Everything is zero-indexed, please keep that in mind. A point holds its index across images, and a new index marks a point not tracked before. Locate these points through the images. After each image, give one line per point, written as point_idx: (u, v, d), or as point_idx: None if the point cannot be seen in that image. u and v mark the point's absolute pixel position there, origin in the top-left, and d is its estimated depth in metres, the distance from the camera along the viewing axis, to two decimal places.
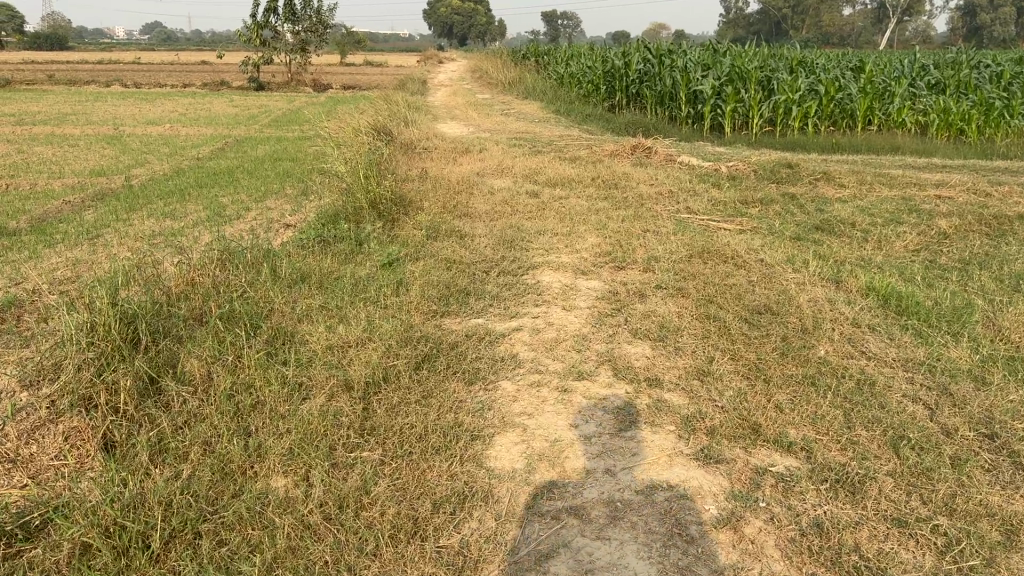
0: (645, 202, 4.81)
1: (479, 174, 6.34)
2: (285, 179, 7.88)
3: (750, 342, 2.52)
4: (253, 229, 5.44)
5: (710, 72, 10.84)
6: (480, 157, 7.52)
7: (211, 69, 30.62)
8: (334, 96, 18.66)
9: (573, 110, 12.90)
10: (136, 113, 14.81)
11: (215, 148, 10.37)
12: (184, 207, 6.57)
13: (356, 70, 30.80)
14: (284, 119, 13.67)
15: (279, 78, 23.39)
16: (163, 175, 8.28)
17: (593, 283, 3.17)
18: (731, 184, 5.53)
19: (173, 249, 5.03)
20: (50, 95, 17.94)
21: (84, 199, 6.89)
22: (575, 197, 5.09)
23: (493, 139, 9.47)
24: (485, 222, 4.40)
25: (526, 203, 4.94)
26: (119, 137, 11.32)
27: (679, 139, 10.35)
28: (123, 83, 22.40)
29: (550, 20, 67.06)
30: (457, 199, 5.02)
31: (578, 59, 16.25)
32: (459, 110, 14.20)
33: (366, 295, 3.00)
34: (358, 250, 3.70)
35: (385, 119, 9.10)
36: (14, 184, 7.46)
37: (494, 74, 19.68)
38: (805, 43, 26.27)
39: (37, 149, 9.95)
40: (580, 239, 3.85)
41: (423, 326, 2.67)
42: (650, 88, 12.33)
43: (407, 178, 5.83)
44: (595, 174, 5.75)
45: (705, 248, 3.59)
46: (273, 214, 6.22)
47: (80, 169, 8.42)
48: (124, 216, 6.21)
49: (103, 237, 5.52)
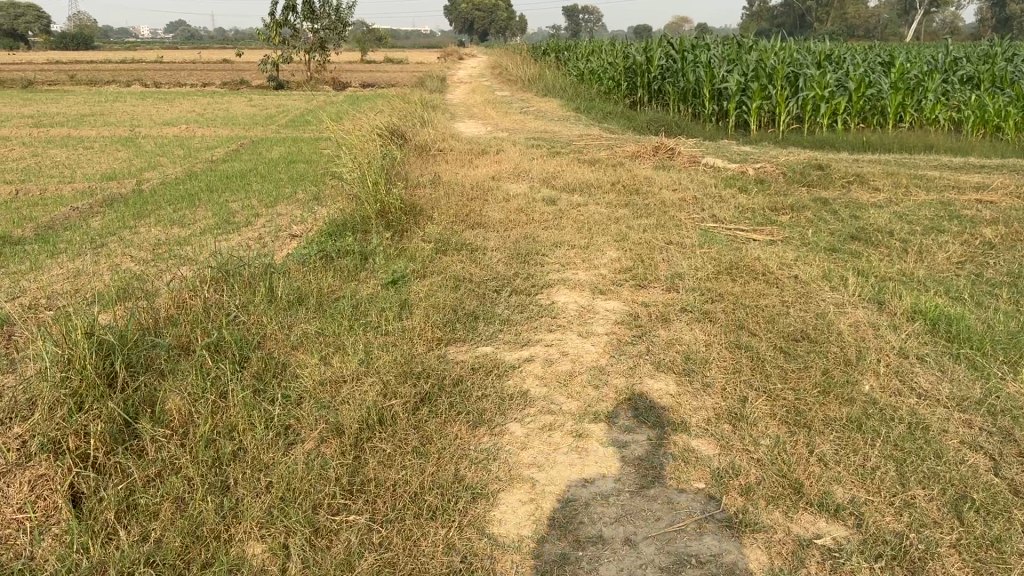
0: (668, 209, 4.57)
1: (495, 178, 6.12)
2: (298, 183, 7.70)
3: (786, 377, 2.28)
4: (261, 239, 5.27)
5: (735, 68, 10.57)
6: (498, 159, 7.30)
7: (232, 68, 30.62)
8: (353, 94, 18.53)
9: (593, 108, 12.65)
10: (154, 113, 14.76)
11: (230, 149, 10.24)
12: (192, 213, 6.41)
13: (377, 67, 30.64)
14: (301, 118, 13.54)
15: (298, 76, 23.29)
16: (174, 178, 8.14)
17: (612, 305, 2.94)
18: (759, 188, 5.27)
19: (176, 261, 4.87)
20: (71, 96, 17.98)
21: (92, 205, 6.76)
22: (594, 204, 4.85)
23: (512, 139, 9.25)
24: (499, 233, 4.18)
25: (544, 210, 4.71)
26: (135, 139, 11.21)
27: (703, 138, 10.09)
28: (143, 82, 22.44)
29: (571, 15, 66.54)
30: (471, 207, 4.80)
31: (598, 54, 15.95)
32: (478, 108, 13.99)
33: (366, 318, 2.78)
34: (362, 267, 3.49)
35: (401, 120, 8.91)
36: (24, 189, 7.36)
37: (514, 70, 19.44)
38: (831, 36, 25.77)
39: (51, 152, 9.86)
40: (600, 253, 3.61)
41: (426, 357, 2.44)
42: (673, 85, 12.04)
43: (420, 184, 5.63)
44: (615, 178, 5.51)
45: (733, 264, 3.34)
46: (282, 220, 6.04)
47: (91, 173, 8.30)
48: (131, 224, 6.06)
49: (108, 247, 5.37)
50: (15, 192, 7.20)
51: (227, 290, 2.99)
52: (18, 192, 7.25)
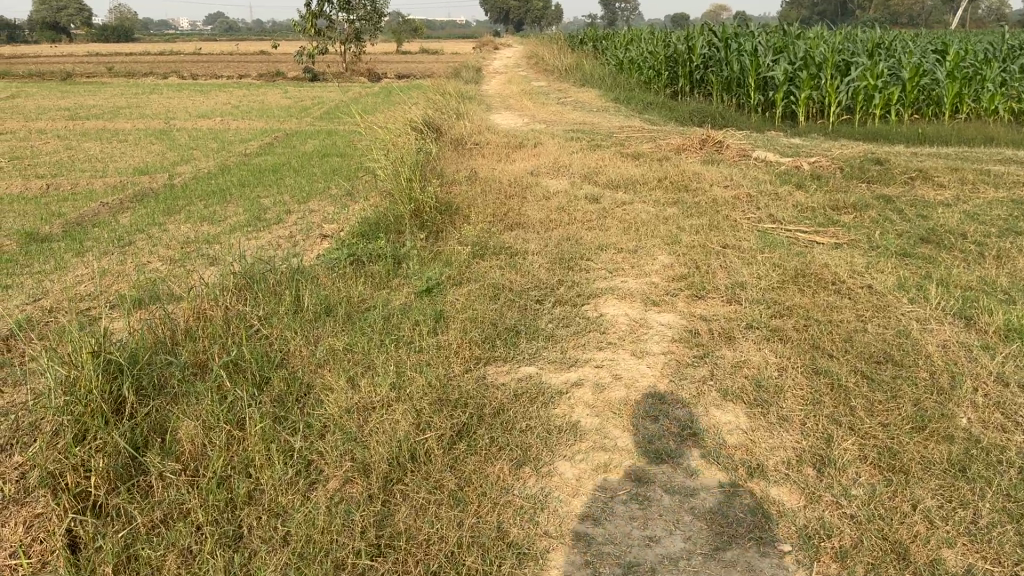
0: (719, 208, 4.28)
1: (534, 174, 5.87)
2: (331, 178, 7.53)
3: (873, 410, 1.99)
4: (292, 238, 5.08)
5: (782, 56, 10.19)
6: (536, 153, 7.05)
7: (269, 60, 30.67)
8: (388, 86, 18.38)
9: (633, 98, 12.33)
10: (190, 105, 14.76)
11: (264, 142, 10.12)
12: (223, 209, 6.25)
13: (412, 58, 30.48)
14: (336, 111, 13.40)
15: (334, 67, 23.22)
16: (207, 172, 8.02)
17: (668, 318, 2.67)
18: (816, 184, 4.95)
19: (204, 262, 4.70)
20: (109, 88, 18.09)
21: (122, 200, 6.65)
22: (640, 202, 4.58)
23: (549, 132, 8.99)
24: (540, 235, 3.94)
25: (588, 209, 4.45)
26: (170, 132, 11.15)
27: (749, 130, 9.75)
28: (180, 74, 22.54)
29: (608, 4, 65.79)
30: (510, 206, 4.56)
31: (638, 43, 15.56)
32: (514, 99, 13.72)
33: (398, 332, 2.55)
34: (395, 272, 3.27)
35: (436, 113, 8.70)
36: (57, 184, 7.28)
37: (550, 61, 19.14)
38: (875, 22, 25.03)
39: (86, 145, 9.82)
40: (651, 258, 3.34)
41: (463, 380, 2.20)
42: (716, 75, 11.69)
43: (455, 180, 5.40)
44: (662, 173, 5.22)
45: (798, 271, 3.05)
46: (314, 218, 5.85)
47: (124, 167, 8.22)
48: (160, 220, 5.93)
49: (135, 245, 5.23)
50: (46, 186, 7.12)
51: (250, 300, 2.79)
52: (50, 186, 7.17)
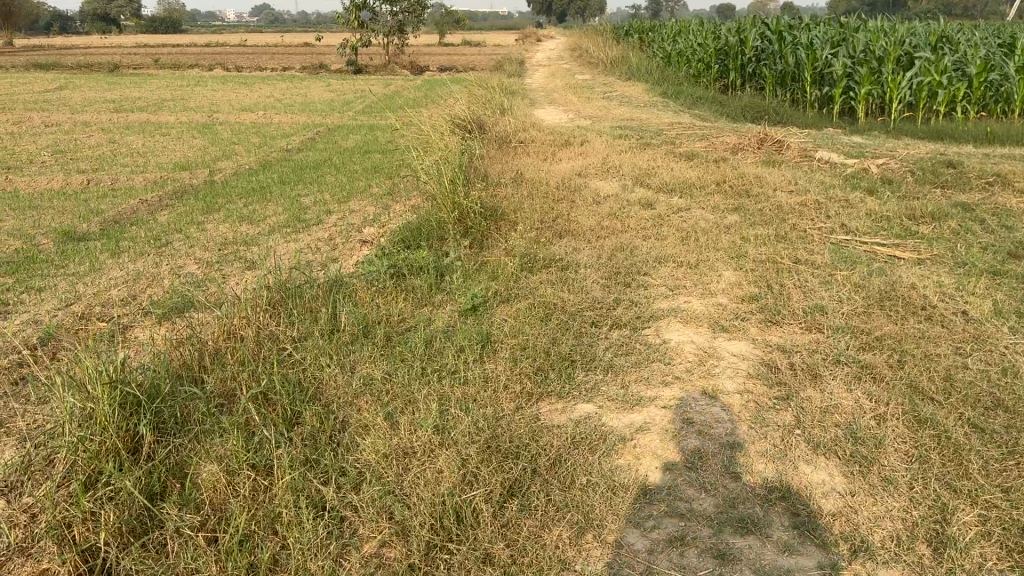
0: (785, 215, 3.99)
1: (582, 175, 5.61)
2: (373, 176, 7.35)
3: (993, 471, 1.71)
4: (332, 243, 4.90)
5: (841, 49, 9.77)
6: (584, 152, 6.78)
7: (313, 52, 30.81)
8: (430, 79, 18.21)
9: (682, 92, 11.98)
10: (233, 98, 14.75)
11: (306, 137, 10.01)
12: (262, 209, 6.11)
13: (455, 50, 30.33)
14: (378, 105, 13.26)
15: (376, 60, 23.15)
16: (247, 168, 7.91)
17: (740, 348, 2.40)
18: (888, 190, 4.61)
19: (241, 266, 4.54)
20: (155, 81, 18.21)
21: (161, 198, 6.55)
22: (698, 208, 4.30)
23: (596, 128, 8.72)
24: (592, 245, 3.69)
25: (642, 215, 4.19)
26: (212, 126, 11.10)
27: (805, 127, 9.37)
28: (225, 66, 22.65)
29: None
30: (560, 212, 4.31)
31: (686, 35, 15.15)
32: (558, 93, 13.43)
33: (443, 359, 2.32)
34: (438, 288, 3.04)
35: (480, 109, 8.48)
36: (97, 179, 7.22)
37: (595, 53, 18.77)
38: (933, 11, 24.11)
39: (129, 139, 9.80)
40: (716, 274, 3.07)
41: (514, 420, 1.97)
42: (769, 68, 11.29)
43: (500, 181, 5.18)
44: (719, 176, 4.93)
45: (882, 294, 2.75)
46: (354, 219, 5.68)
47: (165, 162, 8.15)
48: (199, 219, 5.81)
49: (172, 246, 5.09)
50: (87, 182, 7.06)
51: (283, 320, 2.59)
52: (90, 182, 7.10)
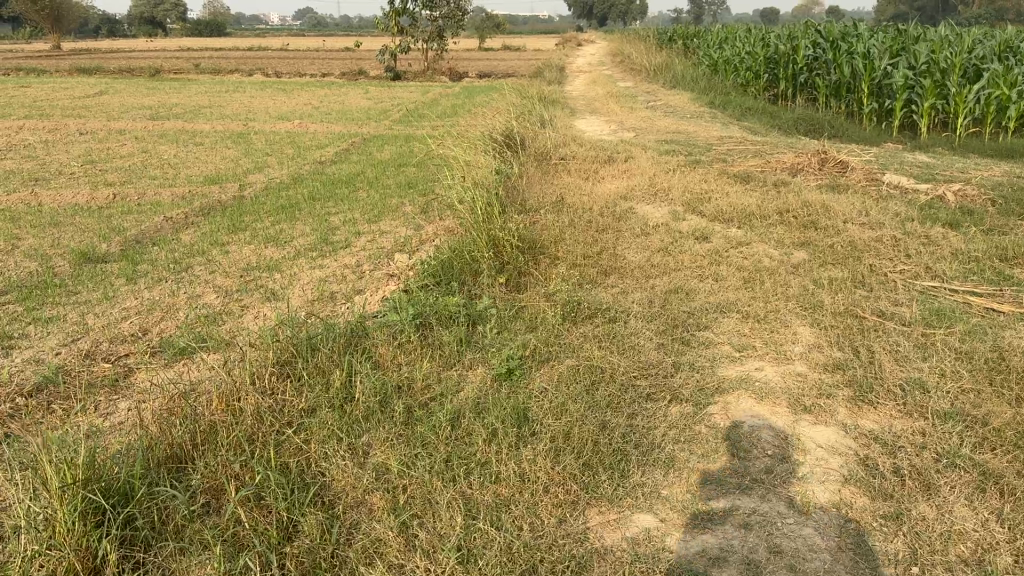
0: (858, 254, 3.58)
1: (627, 199, 5.23)
2: (407, 193, 7.05)
3: None
4: (359, 271, 4.59)
5: (901, 60, 9.25)
6: (629, 171, 6.39)
7: (352, 57, 30.76)
8: (469, 86, 17.94)
9: (729, 102, 11.53)
10: (270, 105, 14.62)
11: (340, 148, 9.76)
12: (290, 228, 5.83)
13: (493, 55, 30.09)
14: (416, 113, 13.01)
15: (415, 66, 22.98)
16: (278, 183, 7.66)
17: (827, 439, 2.01)
18: (970, 223, 4.16)
19: (261, 297, 4.24)
20: (194, 86, 18.21)
21: (187, 214, 6.32)
22: (760, 243, 3.89)
23: (641, 142, 8.32)
24: (643, 288, 3.32)
25: (698, 249, 3.80)
26: (247, 135, 10.91)
27: (863, 142, 8.88)
28: (264, 71, 22.63)
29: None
30: (607, 245, 3.93)
31: (733, 41, 14.67)
32: (600, 102, 13.03)
33: (472, 444, 1.97)
34: (471, 343, 2.68)
35: (519, 121, 8.14)
36: (124, 193, 7.02)
37: (638, 58, 18.32)
38: (990, 15, 23.11)
39: (161, 149, 9.64)
40: (790, 331, 2.68)
41: (556, 543, 1.60)
42: (823, 78, 10.79)
43: (540, 207, 4.83)
44: (780, 203, 4.52)
45: (991, 366, 2.34)
46: (385, 243, 5.36)
47: (196, 175, 7.95)
48: (223, 240, 5.55)
49: (192, 272, 4.82)
50: (114, 196, 6.86)
51: (290, 387, 2.26)
52: (117, 196, 6.90)
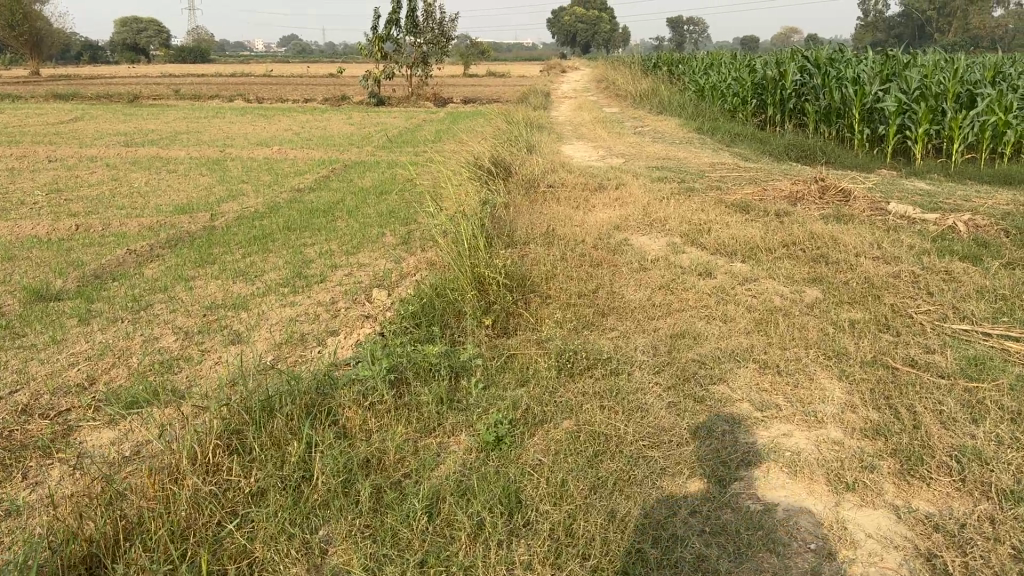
0: (875, 292, 3.28)
1: (620, 230, 4.92)
2: (388, 222, 6.73)
3: None
4: (333, 309, 4.25)
5: (892, 85, 9.06)
6: (620, 199, 6.11)
7: (336, 83, 30.66)
8: (454, 112, 17.74)
9: (718, 128, 11.34)
10: (250, 131, 14.32)
11: (320, 175, 9.45)
12: (261, 261, 5.50)
13: (479, 82, 30.05)
14: (398, 139, 12.74)
15: (399, 91, 22.77)
16: (252, 212, 7.33)
17: (878, 527, 1.68)
18: (989, 255, 3.87)
19: (223, 340, 3.90)
20: (174, 112, 17.91)
21: (153, 246, 5.97)
22: (768, 280, 3.58)
23: (631, 169, 8.07)
24: (644, 331, 3.00)
25: (702, 286, 3.49)
26: (223, 162, 10.58)
27: (857, 168, 8.66)
28: (246, 97, 22.34)
29: (675, 26, 64.81)
30: (603, 281, 3.61)
31: (720, 68, 14.53)
32: (586, 128, 12.80)
33: (452, 540, 1.63)
34: (453, 402, 2.34)
35: (504, 147, 7.86)
36: (89, 224, 6.67)
37: (624, 84, 18.20)
38: (971, 42, 23.22)
39: (133, 177, 9.30)
40: (819, 387, 2.35)
41: None
42: (813, 103, 10.60)
43: (528, 238, 4.52)
44: (785, 234, 4.23)
45: None
46: (363, 276, 5.02)
47: (166, 204, 7.61)
48: (189, 275, 5.20)
49: (151, 312, 4.47)
50: (77, 227, 6.51)
51: (239, 467, 1.92)
52: (80, 227, 6.55)
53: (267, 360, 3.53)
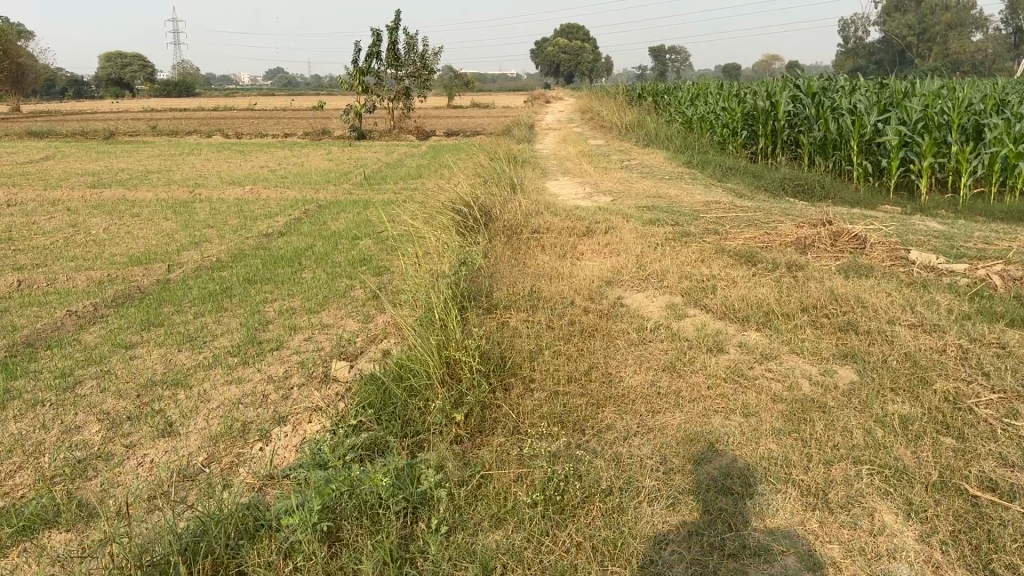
0: (922, 375, 2.77)
1: (612, 286, 4.41)
2: (358, 271, 6.19)
3: None
4: (285, 388, 3.69)
5: (892, 116, 8.68)
6: (611, 246, 5.59)
7: (318, 116, 30.35)
8: (437, 146, 17.32)
9: (709, 162, 10.94)
10: (224, 169, 13.80)
11: (291, 217, 8.92)
12: (214, 324, 4.94)
13: (461, 113, 29.75)
14: (377, 176, 12.26)
15: (380, 125, 22.33)
16: (213, 262, 6.75)
17: None
18: None
19: (152, 432, 3.33)
20: (147, 149, 17.35)
21: (96, 306, 5.39)
22: (790, 357, 3.07)
23: (621, 209, 7.59)
24: (649, 434, 2.47)
25: (714, 366, 2.96)
26: (191, 203, 10.02)
27: (859, 205, 8.23)
28: (224, 132, 21.86)
29: (658, 56, 65.06)
30: (596, 359, 3.08)
31: (706, 98, 14.16)
32: (571, 162, 12.34)
33: None
34: (407, 563, 1.81)
35: (484, 188, 7.39)
36: (31, 279, 6.08)
37: (609, 114, 17.87)
38: (954, 68, 23.20)
39: (91, 221, 8.71)
40: (881, 536, 1.86)
41: None
42: (807, 135, 10.23)
43: (510, 299, 4.00)
44: (801, 294, 3.72)
45: None
46: (325, 341, 4.47)
47: (120, 254, 7.02)
48: (130, 343, 4.62)
49: (76, 392, 3.88)
50: (17, 284, 5.92)
51: None
52: (20, 283, 5.96)
53: (198, 464, 2.96)
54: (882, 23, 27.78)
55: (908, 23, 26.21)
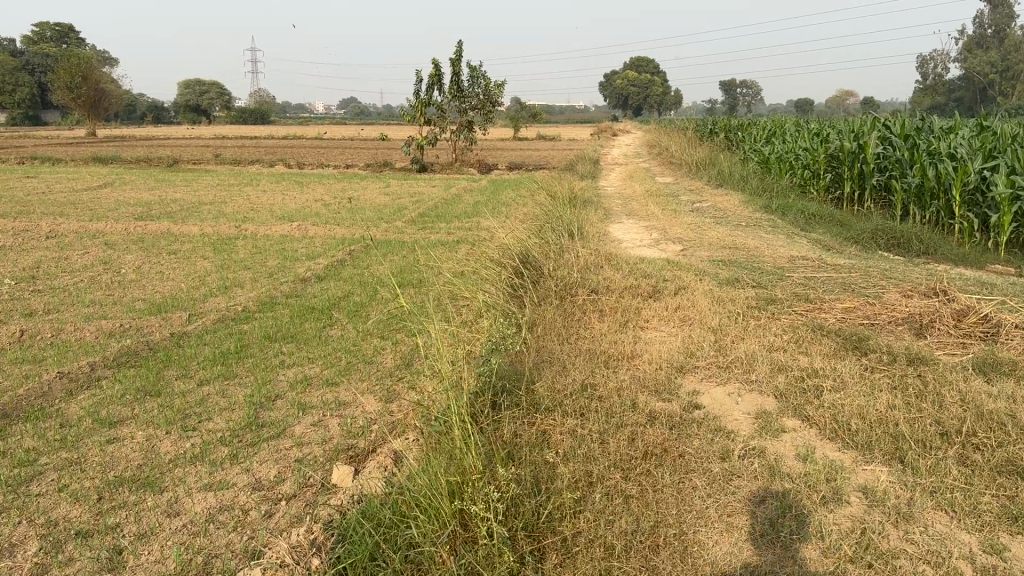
0: None
1: (684, 376, 3.58)
2: (392, 331, 5.49)
3: None
4: (271, 503, 2.96)
5: (1000, 161, 7.66)
6: (681, 315, 4.76)
7: (382, 146, 30.26)
8: (497, 180, 16.73)
9: (787, 208, 10.01)
10: (277, 201, 13.41)
11: (333, 259, 8.34)
12: (217, 396, 4.27)
13: (526, 145, 29.19)
14: (431, 213, 11.67)
15: (441, 158, 21.90)
16: (238, 312, 6.14)
17: None
18: None
19: (95, 561, 2.63)
20: (206, 178, 17.22)
21: (96, 366, 4.79)
22: (939, 520, 2.23)
23: (692, 262, 6.74)
24: None
25: (832, 535, 2.13)
26: (234, 240, 9.55)
27: (962, 264, 7.22)
28: (286, 162, 21.74)
29: (728, 90, 63.92)
30: (666, 510, 2.27)
31: (785, 136, 13.21)
32: (637, 202, 11.53)
33: None
34: None
35: (542, 235, 6.64)
36: (38, 328, 5.54)
37: (677, 150, 17.00)
38: None
39: (126, 259, 8.25)
40: None
41: None
42: (898, 181, 9.23)
43: (554, 394, 3.20)
44: (935, 412, 2.84)
45: None
46: (334, 428, 3.75)
47: (142, 300, 6.48)
48: (114, 419, 3.96)
49: (29, 489, 3.21)
50: (20, 334, 5.37)
51: None
52: (24, 334, 5.42)
53: None
54: (964, 60, 26.25)
55: (989, 60, 24.70)
